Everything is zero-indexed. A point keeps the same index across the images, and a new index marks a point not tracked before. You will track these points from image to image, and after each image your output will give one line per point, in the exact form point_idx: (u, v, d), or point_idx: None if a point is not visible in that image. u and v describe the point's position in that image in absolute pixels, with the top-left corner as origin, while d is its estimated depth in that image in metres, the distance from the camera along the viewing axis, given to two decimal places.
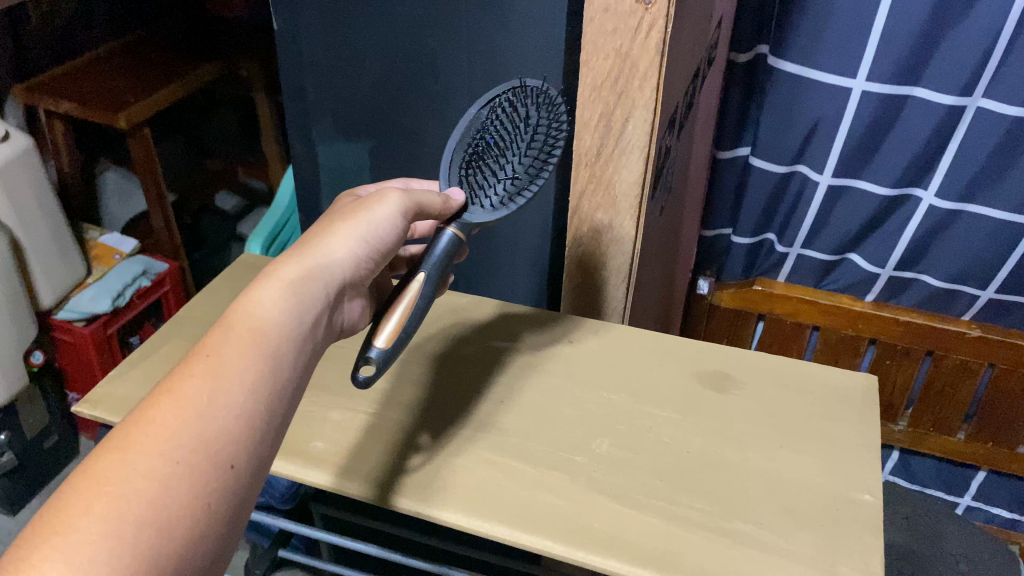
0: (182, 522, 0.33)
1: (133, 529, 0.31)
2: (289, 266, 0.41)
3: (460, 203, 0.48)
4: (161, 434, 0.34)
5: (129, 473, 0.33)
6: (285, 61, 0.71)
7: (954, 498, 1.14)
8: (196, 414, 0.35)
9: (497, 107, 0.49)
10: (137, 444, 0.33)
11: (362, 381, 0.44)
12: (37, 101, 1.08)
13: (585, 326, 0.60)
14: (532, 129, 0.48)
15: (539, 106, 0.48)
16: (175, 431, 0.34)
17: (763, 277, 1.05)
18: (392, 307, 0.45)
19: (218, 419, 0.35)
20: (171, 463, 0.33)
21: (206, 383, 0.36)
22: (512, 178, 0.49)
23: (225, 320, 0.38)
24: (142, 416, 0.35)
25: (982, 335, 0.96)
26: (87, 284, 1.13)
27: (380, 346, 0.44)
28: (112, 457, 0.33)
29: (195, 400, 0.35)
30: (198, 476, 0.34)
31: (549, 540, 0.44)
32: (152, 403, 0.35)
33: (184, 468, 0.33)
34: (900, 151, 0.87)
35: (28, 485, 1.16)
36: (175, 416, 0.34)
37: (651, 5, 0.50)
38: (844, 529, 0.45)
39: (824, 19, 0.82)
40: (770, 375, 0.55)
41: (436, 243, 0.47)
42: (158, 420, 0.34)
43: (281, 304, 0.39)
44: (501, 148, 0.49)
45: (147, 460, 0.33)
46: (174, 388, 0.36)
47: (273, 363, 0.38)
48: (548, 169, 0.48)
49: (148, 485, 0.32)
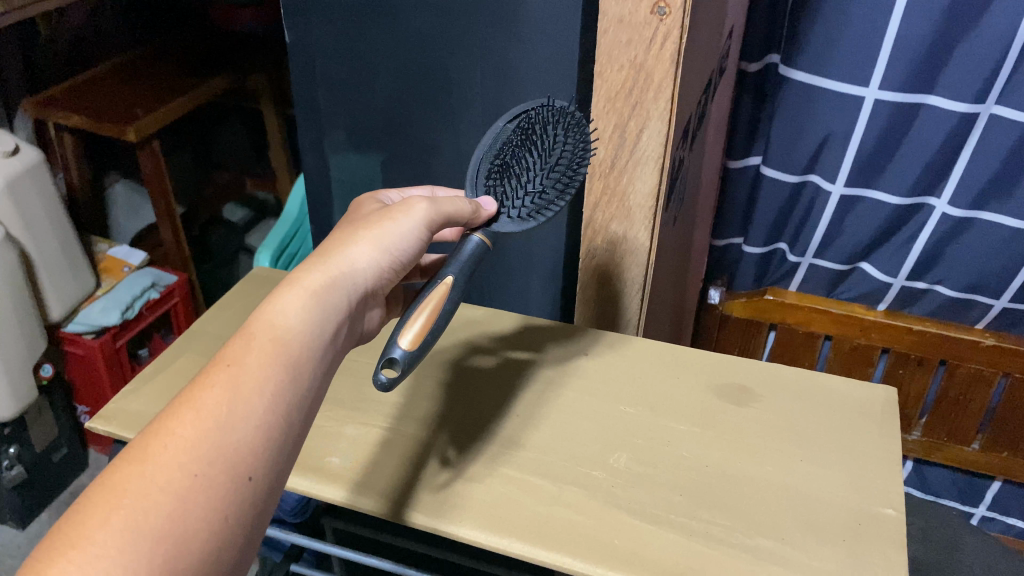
0: (200, 536, 0.33)
1: (150, 543, 0.32)
2: (313, 274, 0.42)
3: (490, 213, 0.49)
4: (180, 446, 0.35)
5: (148, 486, 0.33)
6: (297, 75, 0.71)
7: (969, 508, 1.12)
8: (215, 426, 0.36)
9: (493, 182, 0.52)
10: (156, 456, 0.34)
11: (387, 384, 0.42)
12: (50, 116, 1.09)
13: (598, 338, 0.59)
14: (536, 148, 0.51)
15: (515, 144, 0.52)
16: (193, 442, 0.35)
17: (775, 286, 1.04)
18: (414, 314, 0.43)
19: (236, 431, 0.36)
20: (190, 475, 0.34)
21: (225, 393, 0.36)
22: (556, 152, 0.51)
23: (247, 329, 0.39)
24: (161, 428, 0.35)
25: (997, 344, 0.95)
26: (97, 296, 1.12)
27: (404, 347, 0.42)
28: (131, 469, 0.34)
29: (214, 410, 0.36)
30: (215, 489, 0.34)
31: (568, 557, 0.43)
32: (172, 413, 0.36)
33: (201, 481, 0.34)
34: (914, 160, 0.87)
35: (36, 500, 1.16)
36: (194, 428, 0.35)
37: (667, 16, 0.50)
38: (869, 545, 0.44)
39: (837, 29, 0.82)
40: (790, 389, 0.55)
41: (464, 243, 0.48)
42: (178, 432, 0.35)
43: (304, 313, 0.40)
44: (527, 168, 0.51)
45: (165, 473, 0.34)
46: (194, 399, 0.36)
47: (292, 374, 0.38)
48: (559, 126, 0.51)
49: (166, 498, 0.33)
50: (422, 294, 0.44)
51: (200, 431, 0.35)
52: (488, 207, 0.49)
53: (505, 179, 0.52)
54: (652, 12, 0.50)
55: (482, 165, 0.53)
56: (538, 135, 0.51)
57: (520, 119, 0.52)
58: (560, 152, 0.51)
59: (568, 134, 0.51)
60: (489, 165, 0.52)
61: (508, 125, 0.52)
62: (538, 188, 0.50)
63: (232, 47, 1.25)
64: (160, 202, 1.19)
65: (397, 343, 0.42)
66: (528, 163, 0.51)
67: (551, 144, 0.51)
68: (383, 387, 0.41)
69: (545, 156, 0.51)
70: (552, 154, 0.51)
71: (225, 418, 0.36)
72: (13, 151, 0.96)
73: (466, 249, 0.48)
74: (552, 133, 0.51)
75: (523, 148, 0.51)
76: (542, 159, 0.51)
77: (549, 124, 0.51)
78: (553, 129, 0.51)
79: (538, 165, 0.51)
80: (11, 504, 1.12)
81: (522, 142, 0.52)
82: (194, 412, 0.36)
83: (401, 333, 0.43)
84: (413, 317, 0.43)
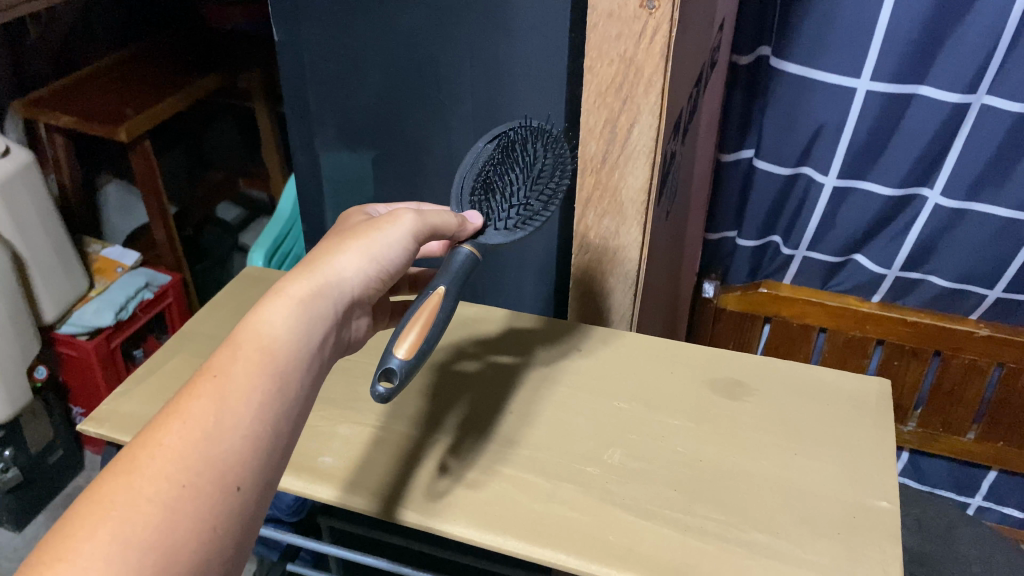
0: (188, 547, 0.33)
1: (138, 554, 0.32)
2: (300, 283, 0.41)
3: (477, 226, 0.49)
4: (168, 456, 0.35)
5: (135, 497, 0.33)
6: (286, 73, 0.70)
7: (965, 498, 1.13)
8: (203, 436, 0.35)
9: (477, 196, 0.52)
10: (144, 467, 0.34)
11: (386, 395, 0.41)
12: (40, 116, 1.07)
13: (588, 335, 0.59)
14: (520, 164, 0.52)
15: (497, 161, 0.52)
16: (181, 453, 0.35)
17: (769, 280, 1.04)
18: (409, 324, 0.43)
19: (224, 441, 0.36)
20: (178, 486, 0.34)
21: (212, 403, 0.36)
22: (541, 164, 0.52)
23: (235, 339, 0.39)
24: (149, 438, 0.35)
25: (991, 334, 0.95)
26: (90, 298, 1.12)
27: (400, 357, 0.41)
28: (119, 480, 0.34)
29: (202, 420, 0.36)
30: (204, 499, 0.34)
31: (563, 554, 0.43)
32: (160, 424, 0.36)
33: (189, 492, 0.34)
34: (908, 150, 0.87)
35: (32, 502, 1.15)
36: (181, 438, 0.35)
37: (656, 10, 0.50)
38: (865, 537, 0.44)
39: (828, 21, 0.82)
40: (783, 383, 0.55)
41: (455, 254, 0.48)
42: (166, 442, 0.35)
43: (292, 322, 0.40)
44: (512, 184, 0.52)
45: (152, 484, 0.34)
46: (181, 409, 0.36)
47: (281, 383, 0.38)
48: (543, 142, 0.52)
49: (154, 508, 0.33)
50: (416, 304, 0.44)
51: (187, 441, 0.35)
52: (473, 220, 0.49)
53: (490, 195, 0.52)
54: (641, 6, 0.50)
55: (465, 182, 0.53)
56: (520, 152, 0.52)
57: (503, 137, 0.53)
58: (544, 165, 0.51)
59: (552, 147, 0.52)
60: (472, 182, 0.53)
61: (490, 144, 0.53)
62: (522, 201, 0.51)
63: (222, 45, 1.25)
64: (153, 203, 1.19)
65: (394, 355, 0.42)
66: (512, 180, 0.52)
67: (535, 158, 0.52)
68: (382, 398, 0.41)
69: (530, 172, 0.52)
70: (538, 166, 0.52)
71: (213, 428, 0.36)
72: (4, 153, 0.95)
73: (456, 259, 0.48)
74: (535, 147, 0.52)
75: (506, 165, 0.52)
76: (527, 174, 0.52)
77: (529, 141, 0.52)
78: (535, 143, 0.52)
79: (522, 181, 0.52)
80: (6, 507, 1.12)
81: (504, 160, 0.52)
82: (182, 422, 0.36)
83: (396, 344, 0.42)
84: (408, 327, 0.43)
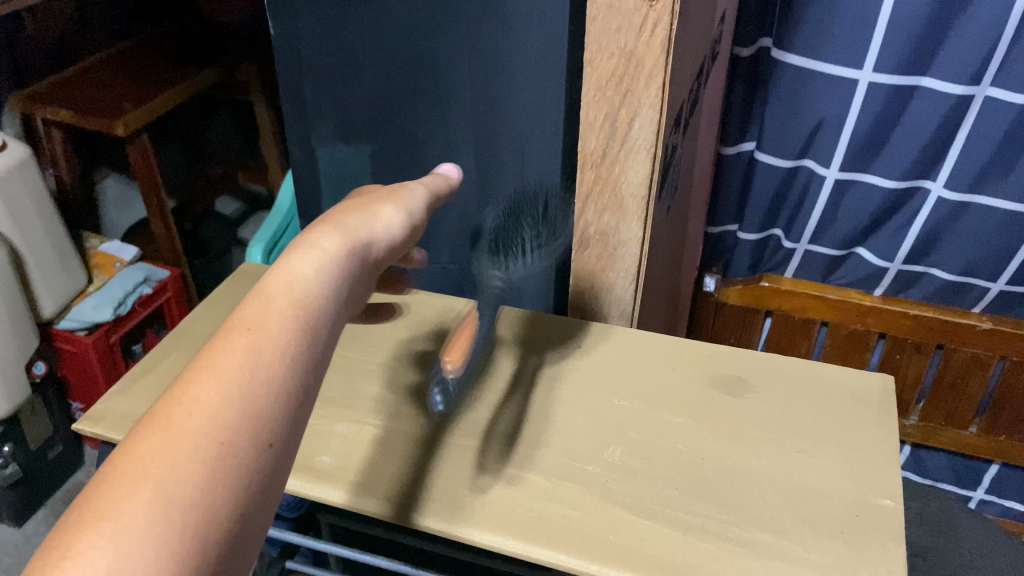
0: (226, 515, 0.27)
1: (176, 521, 0.26)
2: (328, 230, 0.36)
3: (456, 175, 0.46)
4: (204, 412, 0.28)
5: (169, 457, 0.27)
6: (282, 67, 0.70)
7: (966, 491, 1.13)
8: (240, 391, 0.29)
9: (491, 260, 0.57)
10: (180, 423, 0.28)
11: None
12: (37, 111, 1.06)
13: (586, 330, 0.59)
14: (525, 219, 0.57)
15: (504, 223, 0.57)
16: (220, 407, 0.29)
17: (770, 273, 1.03)
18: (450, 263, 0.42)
19: (261, 397, 0.30)
20: (215, 443, 0.28)
21: (248, 354, 0.30)
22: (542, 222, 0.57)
23: (265, 285, 0.33)
24: (179, 391, 0.29)
25: (994, 328, 0.95)
26: (88, 293, 1.12)
27: None
28: (154, 438, 0.27)
29: (238, 372, 0.30)
30: (240, 461, 0.28)
31: (563, 554, 0.43)
32: (189, 376, 0.29)
33: (225, 452, 0.28)
34: (910, 142, 0.86)
35: (32, 497, 1.15)
36: (218, 393, 0.29)
37: (656, 2, 0.49)
38: (868, 536, 0.44)
39: (830, 12, 0.81)
40: (785, 380, 0.54)
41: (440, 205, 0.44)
42: (199, 395, 0.29)
43: (328, 270, 0.34)
44: (521, 238, 0.56)
45: (187, 442, 0.27)
46: (212, 361, 0.30)
47: (320, 337, 0.33)
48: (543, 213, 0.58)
49: (190, 469, 0.27)
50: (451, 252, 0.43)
51: (225, 396, 0.29)
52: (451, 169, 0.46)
53: (501, 251, 0.56)
54: None
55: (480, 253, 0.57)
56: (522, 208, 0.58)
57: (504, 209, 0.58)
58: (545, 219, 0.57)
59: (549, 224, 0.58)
60: (487, 245, 0.57)
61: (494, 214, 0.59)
62: (531, 248, 0.56)
63: (220, 39, 1.24)
64: (151, 197, 1.18)
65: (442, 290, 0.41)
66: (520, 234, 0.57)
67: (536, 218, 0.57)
68: None
69: (535, 225, 0.57)
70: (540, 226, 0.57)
71: (249, 382, 0.30)
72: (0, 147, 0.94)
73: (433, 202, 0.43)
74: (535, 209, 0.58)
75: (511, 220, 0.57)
76: (533, 225, 0.57)
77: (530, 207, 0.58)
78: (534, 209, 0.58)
79: (529, 236, 0.57)
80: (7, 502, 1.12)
81: (509, 218, 0.57)
82: (215, 375, 0.29)
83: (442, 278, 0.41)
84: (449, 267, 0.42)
